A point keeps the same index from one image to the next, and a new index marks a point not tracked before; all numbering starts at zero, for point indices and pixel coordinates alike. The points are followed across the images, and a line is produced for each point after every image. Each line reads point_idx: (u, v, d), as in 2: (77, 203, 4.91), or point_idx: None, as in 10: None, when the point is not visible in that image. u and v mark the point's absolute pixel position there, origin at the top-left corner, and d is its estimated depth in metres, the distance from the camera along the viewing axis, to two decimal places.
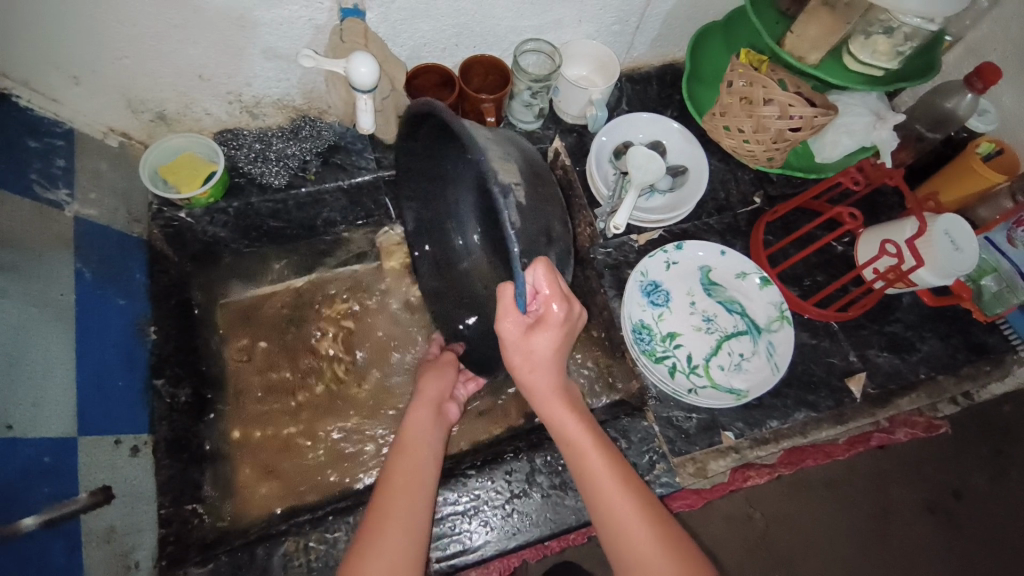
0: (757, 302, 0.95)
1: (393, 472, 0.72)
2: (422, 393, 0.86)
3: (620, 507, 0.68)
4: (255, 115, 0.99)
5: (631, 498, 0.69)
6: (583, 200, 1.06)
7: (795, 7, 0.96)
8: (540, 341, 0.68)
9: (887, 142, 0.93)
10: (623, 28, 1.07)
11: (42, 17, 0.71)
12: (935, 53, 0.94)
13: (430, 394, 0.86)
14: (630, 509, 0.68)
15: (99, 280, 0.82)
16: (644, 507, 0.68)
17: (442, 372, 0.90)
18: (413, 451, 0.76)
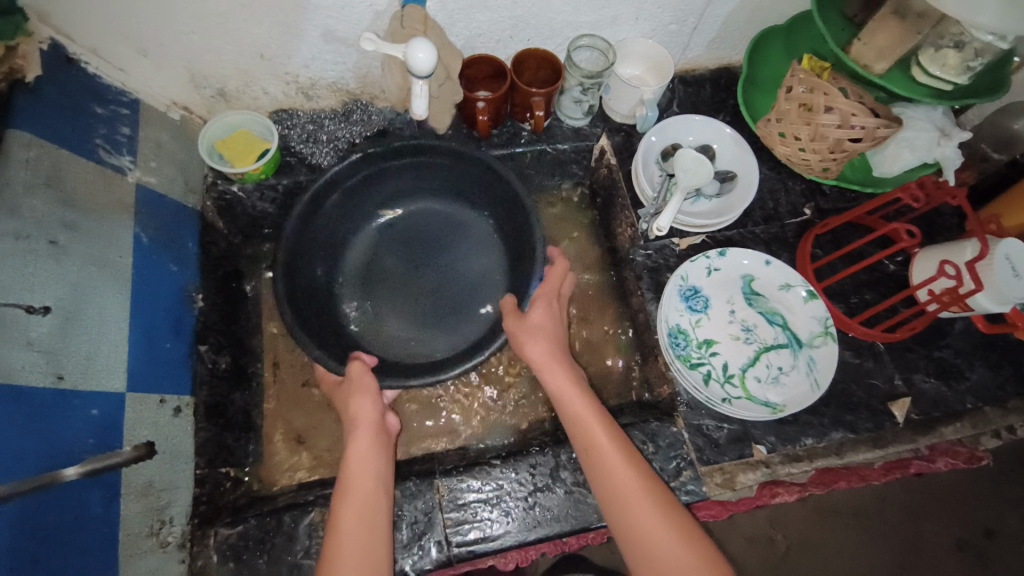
0: (800, 316, 0.93)
1: (350, 472, 0.74)
2: (356, 415, 0.80)
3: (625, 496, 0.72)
4: (310, 97, 1.01)
5: (637, 482, 0.73)
6: (627, 200, 1.05)
7: (863, 14, 0.93)
8: (541, 322, 0.86)
9: (951, 159, 0.91)
10: (681, 28, 1.06)
11: None
12: (1005, 71, 0.89)
13: (367, 413, 0.80)
14: (639, 498, 0.72)
15: (154, 246, 0.85)
16: (641, 474, 0.74)
17: (366, 389, 0.82)
18: (359, 468, 0.75)
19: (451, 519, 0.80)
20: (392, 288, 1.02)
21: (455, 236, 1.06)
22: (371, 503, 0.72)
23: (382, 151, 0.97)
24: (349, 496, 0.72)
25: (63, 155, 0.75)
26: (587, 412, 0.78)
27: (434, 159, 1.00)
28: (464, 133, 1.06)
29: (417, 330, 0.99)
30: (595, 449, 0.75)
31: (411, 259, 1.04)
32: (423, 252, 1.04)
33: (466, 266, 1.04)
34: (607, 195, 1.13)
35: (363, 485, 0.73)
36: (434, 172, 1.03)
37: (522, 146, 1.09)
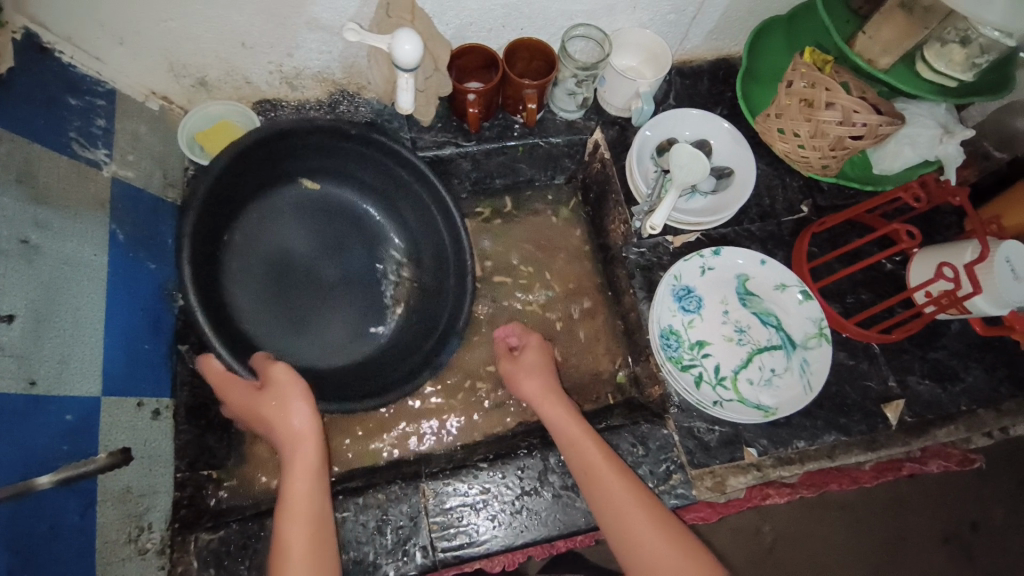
0: (795, 317, 0.91)
1: (290, 490, 0.73)
2: (289, 427, 0.77)
3: (619, 503, 0.74)
4: (294, 87, 0.98)
5: (629, 489, 0.75)
6: (620, 196, 1.03)
7: (868, 6, 0.90)
8: (529, 359, 0.92)
9: (955, 157, 0.87)
10: (679, 18, 1.02)
11: None
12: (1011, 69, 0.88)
13: (301, 426, 0.77)
14: (632, 505, 0.73)
15: (132, 244, 0.82)
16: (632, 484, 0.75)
17: (297, 393, 0.78)
18: (299, 487, 0.74)
19: (436, 524, 0.79)
20: (280, 277, 0.92)
21: (353, 229, 0.99)
22: (319, 527, 0.72)
23: (301, 129, 0.88)
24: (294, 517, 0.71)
25: (35, 149, 0.71)
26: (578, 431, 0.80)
27: (353, 152, 0.94)
28: (454, 126, 1.03)
29: (297, 326, 0.91)
30: (586, 458, 0.77)
31: (301, 249, 0.94)
32: (318, 243, 0.96)
33: (367, 267, 0.99)
34: (600, 190, 1.11)
35: (303, 504, 0.72)
36: (346, 163, 0.96)
37: (514, 140, 1.05)
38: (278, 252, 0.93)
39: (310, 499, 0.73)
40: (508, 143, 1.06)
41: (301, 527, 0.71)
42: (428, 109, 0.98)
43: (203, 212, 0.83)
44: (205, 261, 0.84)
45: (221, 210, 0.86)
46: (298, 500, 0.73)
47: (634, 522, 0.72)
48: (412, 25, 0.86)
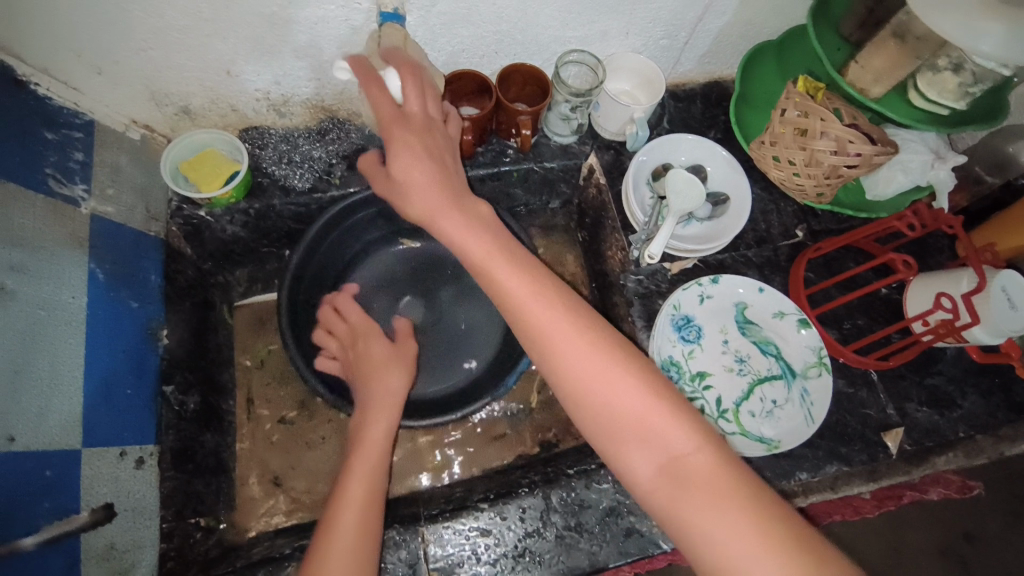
0: (795, 345, 0.90)
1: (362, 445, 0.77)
2: (378, 395, 0.82)
3: (593, 370, 0.62)
4: (282, 114, 0.95)
5: (598, 341, 0.63)
6: (617, 223, 1.02)
7: (859, 33, 0.88)
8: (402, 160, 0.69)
9: (945, 182, 0.88)
10: (672, 42, 1.02)
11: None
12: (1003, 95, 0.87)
13: (389, 397, 0.82)
14: (605, 359, 0.62)
15: (112, 282, 0.78)
16: (617, 362, 0.62)
17: (390, 365, 0.86)
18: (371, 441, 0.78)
19: (436, 570, 0.77)
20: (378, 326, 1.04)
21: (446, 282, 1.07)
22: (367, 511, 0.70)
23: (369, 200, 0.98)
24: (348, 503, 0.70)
25: (10, 189, 0.68)
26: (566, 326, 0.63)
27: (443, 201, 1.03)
28: None
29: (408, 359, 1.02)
30: (545, 324, 0.63)
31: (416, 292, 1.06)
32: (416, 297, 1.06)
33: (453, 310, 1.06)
34: (596, 215, 1.10)
35: (365, 466, 0.74)
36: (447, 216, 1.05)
37: (507, 165, 1.04)
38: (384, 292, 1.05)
39: (369, 480, 0.73)
40: (502, 169, 1.04)
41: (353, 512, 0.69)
42: None
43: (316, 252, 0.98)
44: (311, 292, 0.99)
45: (336, 256, 1.02)
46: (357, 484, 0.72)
47: (626, 411, 0.60)
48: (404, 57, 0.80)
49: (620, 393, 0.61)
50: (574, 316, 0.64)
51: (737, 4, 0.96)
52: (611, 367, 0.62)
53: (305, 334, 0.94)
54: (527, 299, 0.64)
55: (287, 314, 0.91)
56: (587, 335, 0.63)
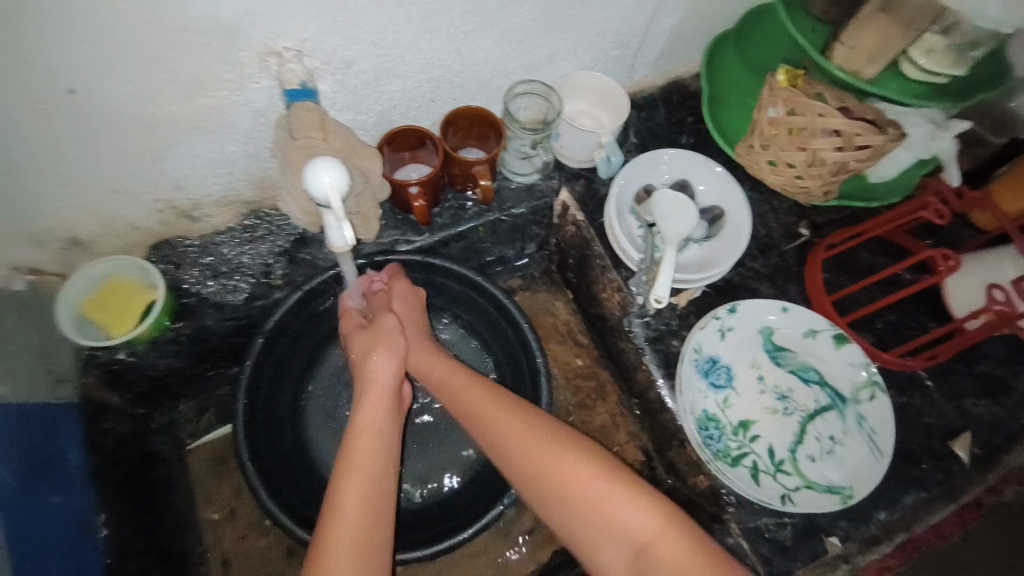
0: (836, 367, 0.80)
1: (352, 454, 0.63)
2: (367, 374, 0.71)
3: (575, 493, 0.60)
4: (196, 218, 0.79)
5: (575, 463, 0.62)
6: (606, 260, 0.90)
7: (836, 9, 0.77)
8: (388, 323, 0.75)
9: (950, 152, 0.76)
10: (624, 51, 0.91)
11: None
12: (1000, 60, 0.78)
13: (383, 378, 0.71)
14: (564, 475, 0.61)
15: (21, 481, 0.63)
16: (617, 480, 0.60)
17: (389, 345, 0.73)
18: (369, 460, 0.62)
19: None
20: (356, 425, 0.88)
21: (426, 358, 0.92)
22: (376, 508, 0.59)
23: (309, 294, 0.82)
24: (354, 469, 0.61)
25: None
26: (570, 458, 0.62)
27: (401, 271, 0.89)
28: (399, 220, 0.88)
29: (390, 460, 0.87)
30: (518, 459, 0.64)
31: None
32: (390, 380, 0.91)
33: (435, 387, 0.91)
34: (580, 255, 0.97)
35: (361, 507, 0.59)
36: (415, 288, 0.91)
37: (469, 222, 0.90)
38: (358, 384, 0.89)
39: (374, 469, 0.62)
40: (466, 227, 0.90)
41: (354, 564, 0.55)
42: (371, 228, 0.79)
43: (268, 363, 0.82)
44: (272, 417, 0.82)
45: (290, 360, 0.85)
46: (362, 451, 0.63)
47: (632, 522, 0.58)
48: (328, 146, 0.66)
49: (621, 508, 0.58)
50: (572, 444, 0.64)
51: None
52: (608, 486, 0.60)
53: (275, 468, 0.79)
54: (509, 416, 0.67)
55: (245, 445, 0.76)
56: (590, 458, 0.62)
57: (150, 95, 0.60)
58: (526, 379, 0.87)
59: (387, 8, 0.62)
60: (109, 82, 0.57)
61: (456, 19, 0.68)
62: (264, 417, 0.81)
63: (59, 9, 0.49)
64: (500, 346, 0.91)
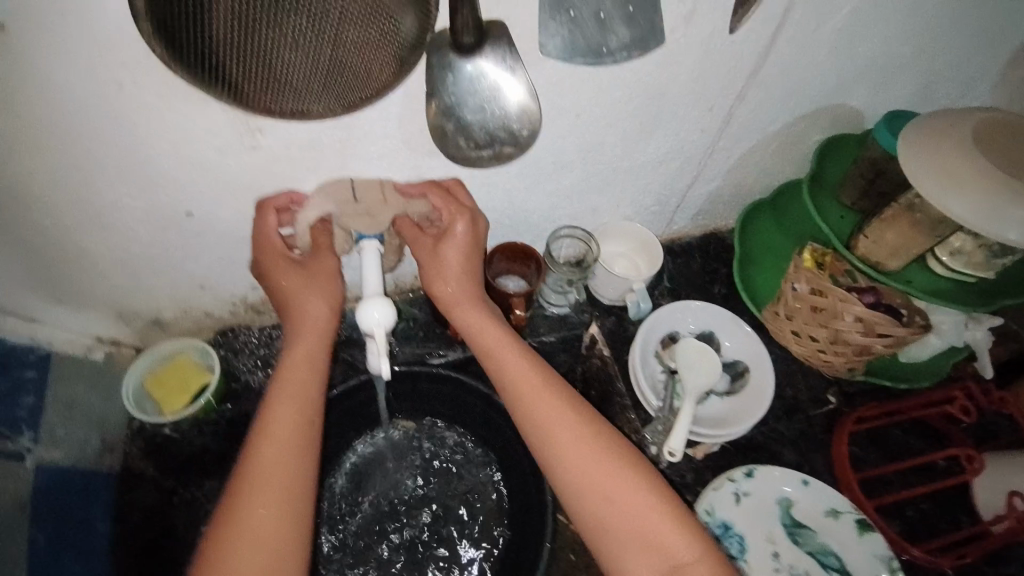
0: (858, 556, 0.77)
1: (265, 423, 0.63)
2: (304, 323, 0.69)
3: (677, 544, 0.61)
4: (261, 311, 0.88)
5: (666, 519, 0.62)
6: (626, 400, 0.92)
7: (863, 202, 0.84)
8: (424, 249, 0.72)
9: (984, 344, 0.80)
10: (663, 208, 0.98)
11: (10, 244, 0.64)
12: None
13: (317, 323, 0.69)
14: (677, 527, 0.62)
15: (51, 544, 0.69)
16: (681, 527, 0.62)
17: (329, 287, 0.70)
18: (280, 420, 0.63)
19: None
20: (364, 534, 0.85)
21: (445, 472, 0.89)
22: (293, 467, 0.61)
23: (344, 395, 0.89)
24: (272, 430, 0.62)
25: None
26: (604, 463, 0.65)
27: (438, 385, 0.91)
28: (437, 333, 0.96)
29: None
30: (619, 492, 0.63)
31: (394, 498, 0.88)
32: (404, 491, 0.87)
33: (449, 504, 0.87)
34: None
35: (272, 470, 0.60)
36: (445, 400, 0.92)
37: None
38: (370, 490, 0.87)
39: (289, 433, 0.62)
40: None
41: (265, 527, 0.57)
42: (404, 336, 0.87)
43: None
44: None
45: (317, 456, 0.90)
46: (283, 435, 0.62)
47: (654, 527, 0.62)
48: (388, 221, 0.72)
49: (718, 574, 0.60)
50: (649, 482, 0.65)
51: (727, 170, 0.93)
52: (650, 504, 0.63)
53: None
54: (563, 426, 0.67)
55: None
56: (623, 467, 0.65)
57: (247, 220, 0.71)
58: (532, 511, 0.85)
59: (453, 169, 0.72)
60: (218, 209, 0.68)
61: (512, 178, 0.78)
62: None
63: (194, 159, 0.61)
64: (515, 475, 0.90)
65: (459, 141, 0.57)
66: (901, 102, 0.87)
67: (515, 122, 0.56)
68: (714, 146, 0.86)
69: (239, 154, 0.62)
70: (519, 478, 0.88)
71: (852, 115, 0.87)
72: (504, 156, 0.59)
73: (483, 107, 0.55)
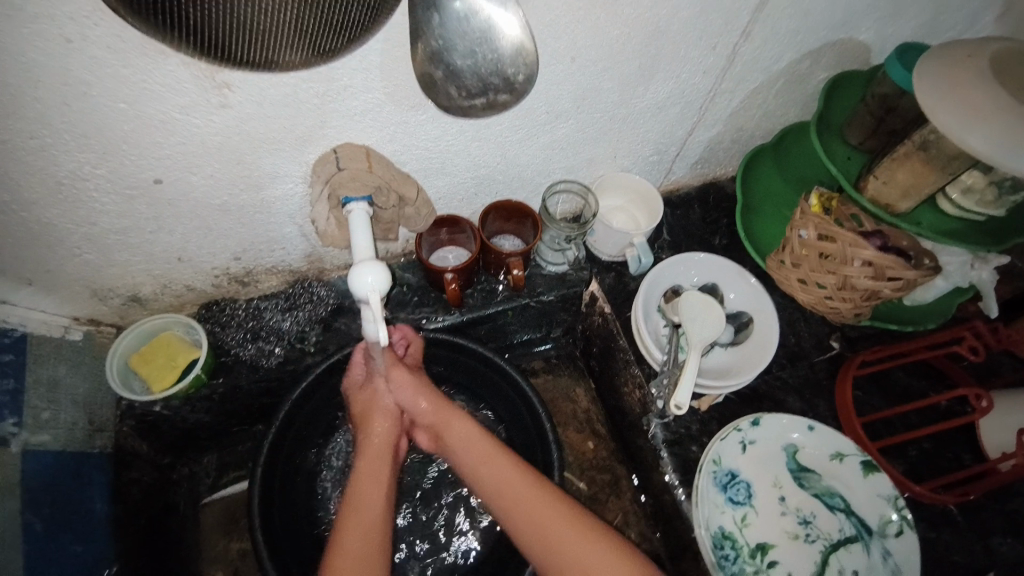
0: (863, 496, 0.77)
1: (360, 475, 0.76)
2: (366, 441, 0.80)
3: None
4: (247, 283, 0.84)
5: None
6: (629, 355, 0.91)
7: (870, 141, 0.82)
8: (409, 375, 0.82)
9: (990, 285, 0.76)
10: (661, 157, 0.94)
11: None
12: None
13: (377, 441, 0.80)
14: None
15: (50, 528, 0.66)
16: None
17: (384, 410, 0.81)
18: (371, 484, 0.75)
19: None
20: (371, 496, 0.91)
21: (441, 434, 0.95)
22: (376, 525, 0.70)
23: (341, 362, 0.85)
24: (364, 492, 0.74)
25: None
26: (538, 501, 0.69)
27: (441, 348, 0.91)
28: (433, 297, 0.92)
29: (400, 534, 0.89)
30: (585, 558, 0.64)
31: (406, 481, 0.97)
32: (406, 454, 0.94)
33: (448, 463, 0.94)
34: (604, 345, 0.99)
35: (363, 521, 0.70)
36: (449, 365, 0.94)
37: (499, 304, 0.93)
38: None
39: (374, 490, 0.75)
40: (495, 309, 0.94)
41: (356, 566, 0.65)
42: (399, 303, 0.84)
43: (293, 426, 0.84)
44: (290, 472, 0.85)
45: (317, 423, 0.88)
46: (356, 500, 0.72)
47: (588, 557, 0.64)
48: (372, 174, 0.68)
49: None
50: (610, 543, 0.65)
51: (729, 114, 0.88)
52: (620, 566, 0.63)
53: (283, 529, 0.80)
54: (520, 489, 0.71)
55: (259, 507, 0.77)
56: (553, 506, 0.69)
57: (223, 186, 0.66)
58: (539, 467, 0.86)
59: (442, 123, 0.67)
60: (189, 176, 0.63)
61: (505, 131, 0.73)
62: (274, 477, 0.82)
63: (156, 120, 0.55)
64: (520, 433, 0.91)
65: (450, 91, 0.53)
66: (910, 33, 0.82)
67: (510, 67, 0.52)
68: (717, 88, 0.81)
69: (205, 113, 0.56)
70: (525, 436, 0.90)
71: (858, 50, 0.82)
72: (499, 105, 0.55)
73: (474, 50, 0.50)
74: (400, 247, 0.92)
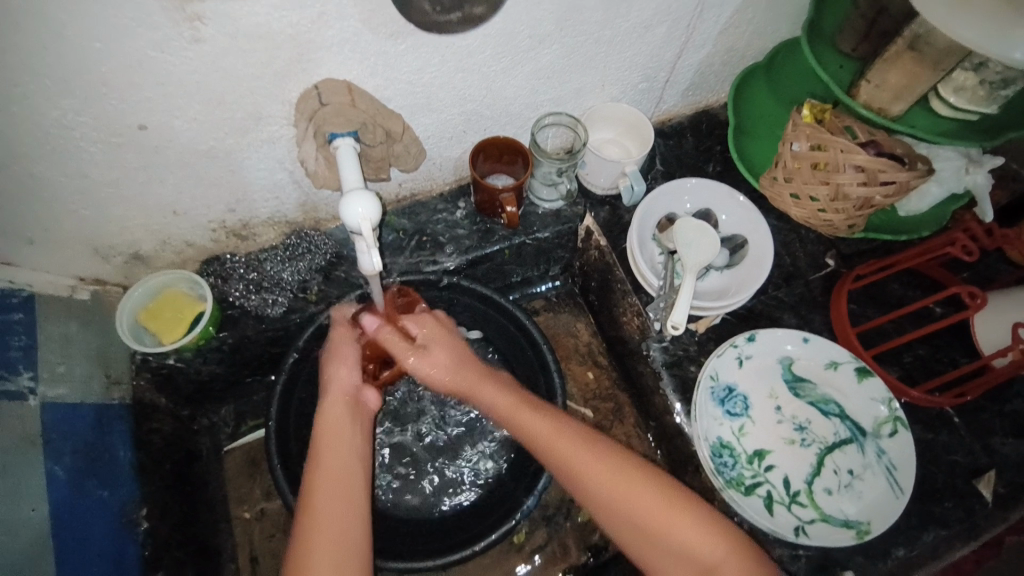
0: (858, 400, 0.80)
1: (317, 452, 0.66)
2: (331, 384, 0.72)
3: (655, 509, 0.60)
4: (245, 237, 0.85)
5: (650, 482, 0.62)
6: (627, 285, 0.91)
7: (863, 47, 0.80)
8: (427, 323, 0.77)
9: (984, 189, 0.77)
10: (651, 84, 0.92)
11: None
12: None
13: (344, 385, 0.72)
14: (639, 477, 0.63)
15: (76, 474, 0.69)
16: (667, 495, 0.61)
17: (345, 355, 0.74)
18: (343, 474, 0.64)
19: None
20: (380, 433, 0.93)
21: None
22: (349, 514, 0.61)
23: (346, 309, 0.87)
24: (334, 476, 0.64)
25: None
26: (579, 445, 0.66)
27: (445, 291, 0.92)
28: (429, 242, 0.93)
29: (415, 471, 0.91)
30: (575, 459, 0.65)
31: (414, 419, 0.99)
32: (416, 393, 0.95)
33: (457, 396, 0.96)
34: (602, 278, 1.00)
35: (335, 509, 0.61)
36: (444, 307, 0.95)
37: (497, 244, 0.94)
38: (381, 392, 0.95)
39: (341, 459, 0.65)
40: (492, 249, 0.94)
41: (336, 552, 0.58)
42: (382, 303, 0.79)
43: (302, 373, 0.86)
44: (302, 414, 0.87)
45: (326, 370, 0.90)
46: (336, 463, 0.65)
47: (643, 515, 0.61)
48: (354, 109, 0.68)
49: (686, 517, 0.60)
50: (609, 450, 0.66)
51: (717, 33, 0.86)
52: (631, 471, 0.63)
53: (302, 466, 0.83)
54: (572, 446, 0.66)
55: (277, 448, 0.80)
56: (623, 466, 0.64)
57: (208, 129, 0.66)
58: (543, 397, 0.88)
59: (423, 52, 0.67)
60: (172, 119, 0.63)
61: (487, 60, 0.72)
62: (287, 418, 0.84)
63: (132, 59, 0.55)
64: (521, 365, 0.94)
65: None
66: None
67: None
68: (702, 2, 0.79)
69: (180, 48, 0.56)
70: (528, 369, 0.92)
71: None
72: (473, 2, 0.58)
73: None
74: (393, 193, 0.92)
